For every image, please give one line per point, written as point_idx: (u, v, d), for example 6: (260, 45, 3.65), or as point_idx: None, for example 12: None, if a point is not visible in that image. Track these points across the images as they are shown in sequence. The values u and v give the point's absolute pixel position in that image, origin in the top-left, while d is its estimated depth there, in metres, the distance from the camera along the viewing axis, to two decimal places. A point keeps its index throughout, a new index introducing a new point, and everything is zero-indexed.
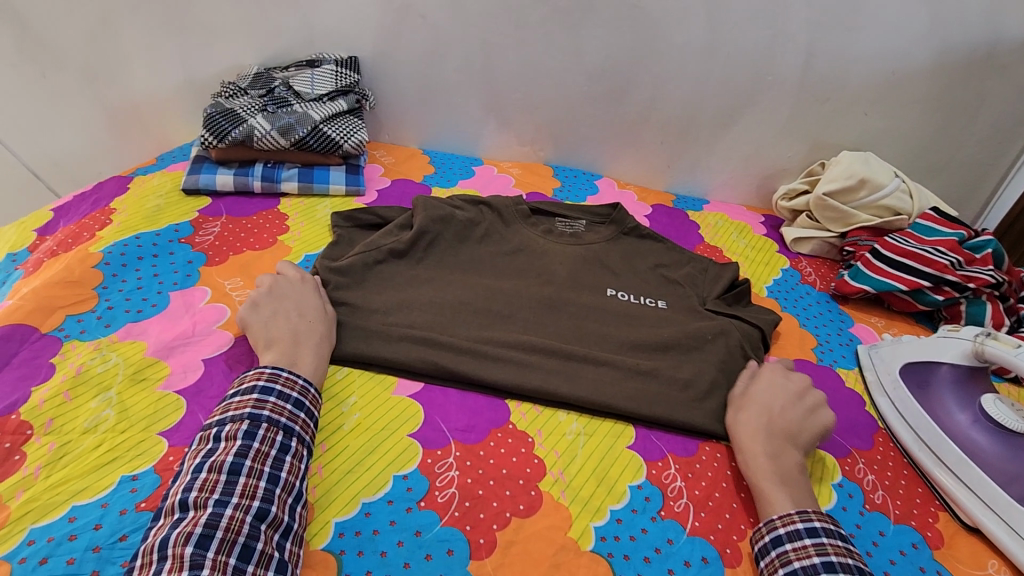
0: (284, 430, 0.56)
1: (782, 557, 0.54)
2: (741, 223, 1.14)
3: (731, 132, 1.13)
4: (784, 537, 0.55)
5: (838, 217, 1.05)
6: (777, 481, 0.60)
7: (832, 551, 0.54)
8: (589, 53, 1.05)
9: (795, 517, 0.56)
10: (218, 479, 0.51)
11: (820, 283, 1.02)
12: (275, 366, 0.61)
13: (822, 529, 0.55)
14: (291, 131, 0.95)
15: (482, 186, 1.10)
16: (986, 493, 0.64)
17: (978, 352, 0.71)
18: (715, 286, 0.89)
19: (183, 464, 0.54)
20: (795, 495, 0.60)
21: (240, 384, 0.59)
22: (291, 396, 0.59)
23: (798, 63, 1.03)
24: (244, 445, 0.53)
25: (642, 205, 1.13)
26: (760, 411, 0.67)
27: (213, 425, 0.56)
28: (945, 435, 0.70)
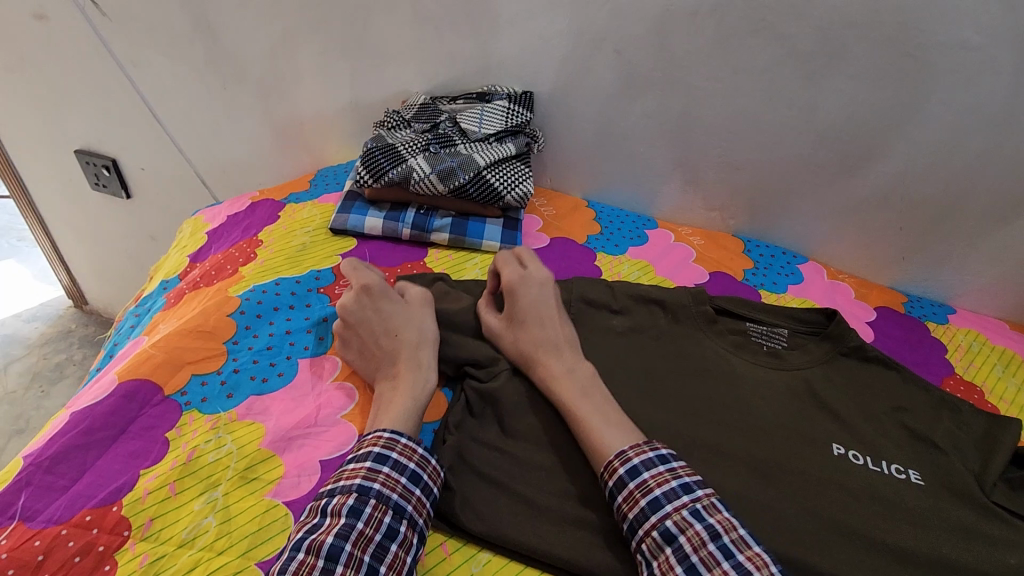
0: (394, 510, 0.49)
1: (620, 511, 0.51)
2: (1009, 351, 0.84)
3: (1013, 228, 0.83)
4: (613, 491, 0.52)
5: None
6: (579, 395, 0.59)
7: (654, 483, 0.50)
8: (826, 112, 0.83)
9: (616, 462, 0.52)
10: (315, 563, 0.45)
11: None
12: (393, 431, 0.54)
13: (613, 485, 0.52)
14: (451, 176, 0.83)
15: (656, 258, 0.92)
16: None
17: None
18: (992, 456, 0.63)
19: (290, 535, 0.49)
20: (597, 406, 0.58)
21: (357, 447, 0.54)
22: (407, 468, 0.52)
23: None
24: (345, 524, 0.47)
25: (862, 306, 0.88)
26: (535, 319, 0.66)
27: (324, 494, 0.50)
28: None
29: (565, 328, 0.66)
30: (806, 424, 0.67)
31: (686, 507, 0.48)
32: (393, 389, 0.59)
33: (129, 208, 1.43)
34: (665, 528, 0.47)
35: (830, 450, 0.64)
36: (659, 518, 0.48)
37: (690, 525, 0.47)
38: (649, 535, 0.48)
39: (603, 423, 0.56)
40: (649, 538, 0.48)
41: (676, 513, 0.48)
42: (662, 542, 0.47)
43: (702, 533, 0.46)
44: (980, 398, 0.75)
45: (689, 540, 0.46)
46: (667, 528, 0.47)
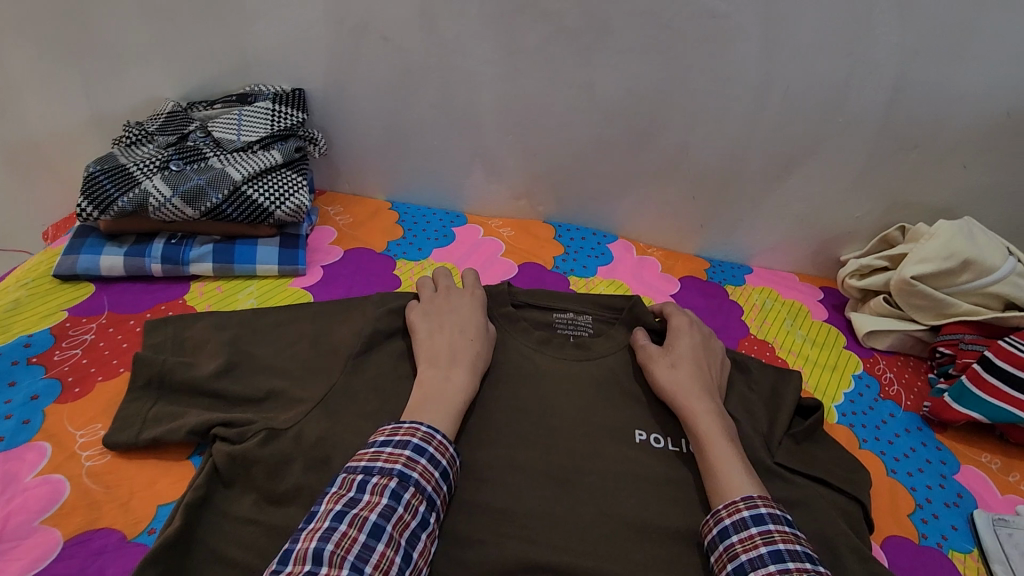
0: (427, 501, 0.51)
1: (729, 552, 0.51)
2: (796, 303, 0.89)
3: (785, 187, 0.88)
4: (729, 529, 0.52)
5: (929, 306, 0.79)
6: (724, 441, 0.58)
7: (781, 538, 0.50)
8: (605, 89, 0.81)
9: (741, 504, 0.53)
10: (357, 537, 0.46)
11: (907, 399, 0.76)
12: (430, 425, 0.55)
13: (731, 524, 0.52)
14: (200, 198, 0.73)
15: (463, 257, 0.86)
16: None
17: None
18: (778, 415, 0.66)
19: (319, 505, 0.49)
20: (744, 462, 0.57)
21: (391, 431, 0.54)
22: (441, 463, 0.53)
23: (880, 102, 0.78)
24: (387, 506, 0.48)
25: (667, 278, 0.90)
26: (699, 364, 0.66)
27: (358, 470, 0.51)
28: None
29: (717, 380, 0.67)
30: (607, 416, 0.65)
31: (809, 571, 0.47)
32: (445, 380, 0.60)
33: None
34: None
35: (632, 437, 0.63)
36: (778, 569, 0.48)
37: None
38: None
39: (744, 475, 0.56)
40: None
41: (800, 572, 0.47)
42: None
43: None
44: (770, 355, 0.79)
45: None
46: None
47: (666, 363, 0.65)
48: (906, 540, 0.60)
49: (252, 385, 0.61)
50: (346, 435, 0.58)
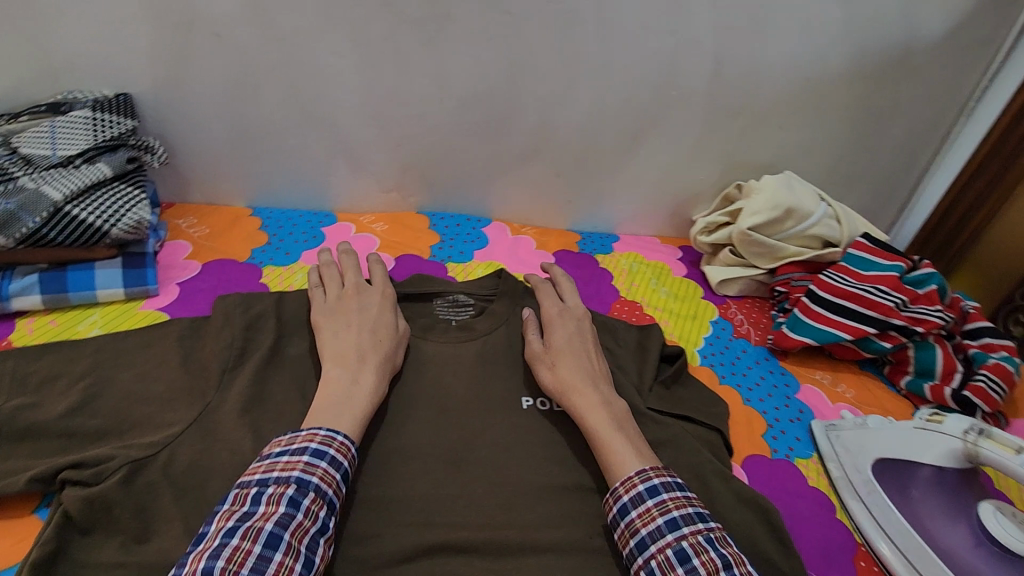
0: (328, 505, 0.51)
1: (630, 528, 0.53)
2: (659, 264, 0.97)
3: (636, 157, 0.95)
4: (628, 506, 0.53)
5: (764, 252, 0.90)
6: (614, 426, 0.60)
7: (674, 506, 0.52)
8: (458, 76, 0.83)
9: (636, 479, 0.55)
10: (252, 550, 0.45)
11: (755, 335, 0.86)
12: (331, 428, 0.54)
13: (629, 500, 0.54)
14: (14, 225, 0.65)
15: (335, 256, 0.84)
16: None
17: (970, 455, 0.56)
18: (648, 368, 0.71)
19: (210, 525, 0.47)
20: (635, 441, 0.59)
21: (287, 438, 0.53)
22: (342, 465, 0.53)
23: (704, 74, 0.87)
24: (284, 514, 0.47)
25: (541, 254, 0.94)
26: (582, 353, 0.67)
27: (252, 483, 0.50)
28: (937, 554, 0.56)
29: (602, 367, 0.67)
30: (491, 392, 0.67)
31: (701, 533, 0.50)
32: (353, 385, 0.59)
33: None
34: (680, 547, 0.49)
35: (520, 404, 0.66)
36: (675, 537, 0.50)
37: (706, 551, 0.49)
38: (662, 551, 0.50)
39: (634, 452, 0.58)
40: (662, 555, 0.50)
41: (693, 535, 0.50)
42: (675, 561, 0.49)
43: (716, 560, 0.48)
44: (639, 314, 0.85)
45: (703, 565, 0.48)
46: (682, 548, 0.49)
47: (548, 365, 0.66)
48: (762, 458, 0.67)
49: (108, 418, 0.57)
50: (219, 455, 0.55)
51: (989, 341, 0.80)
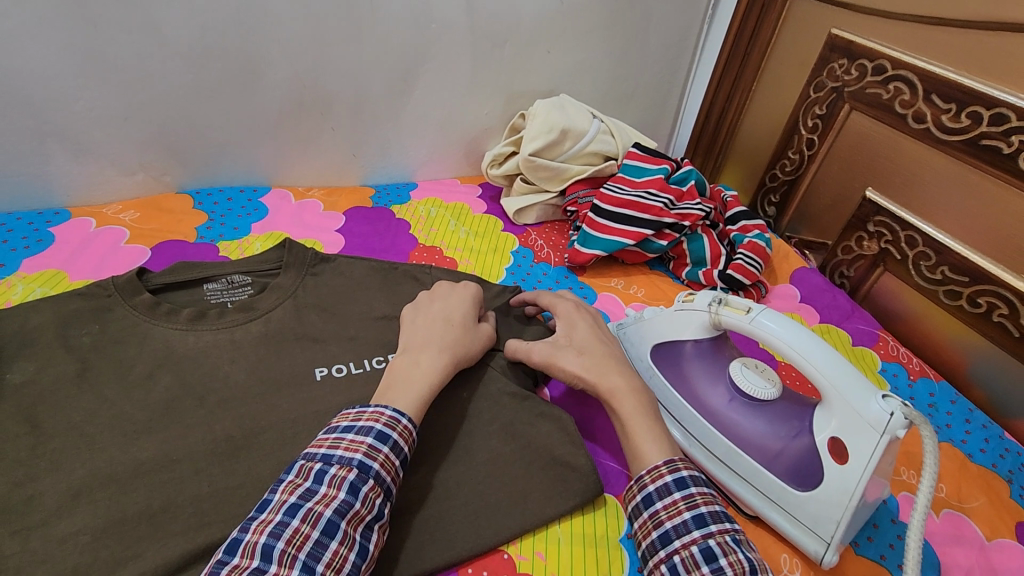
0: (386, 492, 0.48)
1: (653, 518, 0.49)
2: (457, 204, 0.96)
3: (413, 99, 0.92)
4: (653, 496, 0.49)
5: (551, 175, 0.92)
6: (638, 414, 0.55)
7: (703, 501, 0.48)
8: (176, 28, 0.73)
9: (663, 468, 0.50)
10: (310, 534, 0.43)
11: (554, 257, 0.90)
12: (395, 408, 0.52)
13: (655, 490, 0.50)
14: None
15: (70, 259, 0.72)
16: (759, 480, 0.57)
17: (715, 324, 0.61)
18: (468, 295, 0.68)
19: (275, 493, 0.46)
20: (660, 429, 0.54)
21: (358, 413, 0.51)
22: (403, 451, 0.50)
23: (457, 3, 0.85)
24: (344, 501, 0.45)
25: (330, 215, 0.88)
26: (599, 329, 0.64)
27: (317, 458, 0.47)
28: (702, 416, 0.62)
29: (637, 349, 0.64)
30: (272, 370, 0.62)
31: (729, 532, 0.46)
32: (414, 365, 0.57)
33: None
34: (706, 545, 0.45)
35: (313, 376, 0.62)
36: (701, 534, 0.46)
37: (733, 551, 0.44)
38: (687, 548, 0.46)
39: (659, 441, 0.53)
40: (685, 552, 0.45)
41: (721, 535, 0.46)
42: (701, 559, 0.44)
43: (744, 563, 0.44)
44: (439, 257, 0.84)
45: (731, 565, 0.43)
46: (708, 546, 0.45)
47: (573, 352, 0.61)
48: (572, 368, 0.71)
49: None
50: None
51: (744, 224, 0.91)
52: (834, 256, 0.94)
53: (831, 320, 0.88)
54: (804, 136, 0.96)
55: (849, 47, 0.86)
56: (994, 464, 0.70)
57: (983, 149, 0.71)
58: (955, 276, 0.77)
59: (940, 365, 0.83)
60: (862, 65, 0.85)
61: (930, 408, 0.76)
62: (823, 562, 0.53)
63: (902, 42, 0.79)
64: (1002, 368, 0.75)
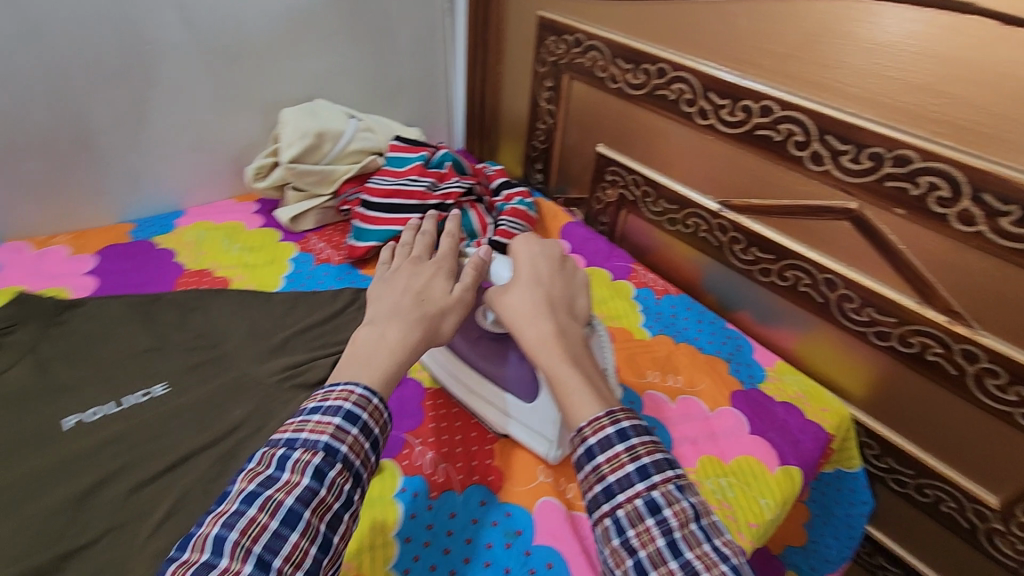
0: (354, 476, 0.48)
1: (596, 473, 0.48)
2: (230, 224, 0.95)
3: (152, 126, 0.89)
4: (595, 449, 0.49)
5: (318, 179, 0.95)
6: (567, 362, 0.55)
7: (644, 451, 0.48)
8: None
9: (603, 420, 0.50)
10: (268, 524, 0.43)
11: (334, 256, 0.92)
12: (364, 383, 0.51)
13: (596, 442, 0.49)
14: None
15: None
16: (503, 403, 0.66)
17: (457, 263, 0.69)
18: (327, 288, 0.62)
19: (234, 484, 0.46)
20: (587, 375, 0.55)
21: (330, 389, 0.51)
22: (372, 430, 0.50)
23: (172, 23, 0.84)
24: (307, 488, 0.45)
25: (79, 258, 0.83)
26: (535, 285, 0.62)
27: (282, 443, 0.47)
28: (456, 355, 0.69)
29: (559, 277, 0.65)
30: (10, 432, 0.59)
31: (672, 480, 0.46)
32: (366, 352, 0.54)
33: None
34: (652, 498, 0.46)
35: (63, 426, 0.61)
36: (645, 487, 0.46)
37: (677, 500, 0.45)
38: (630, 502, 0.46)
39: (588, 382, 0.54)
40: (630, 506, 0.46)
41: (664, 484, 0.46)
42: (646, 511, 0.45)
43: (687, 509, 0.45)
44: (209, 279, 0.83)
45: (675, 514, 0.45)
46: (653, 498, 0.46)
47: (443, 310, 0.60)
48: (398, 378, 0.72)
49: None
50: None
51: (506, 194, 1.01)
52: (591, 208, 1.08)
53: (594, 263, 1.00)
54: (545, 108, 1.07)
55: (554, 25, 0.98)
56: (717, 351, 0.86)
57: (658, 99, 0.87)
58: (669, 206, 0.93)
59: (683, 280, 0.98)
60: (566, 39, 0.97)
61: (672, 316, 0.91)
62: (552, 458, 0.63)
63: (588, 18, 0.93)
64: (719, 273, 0.92)
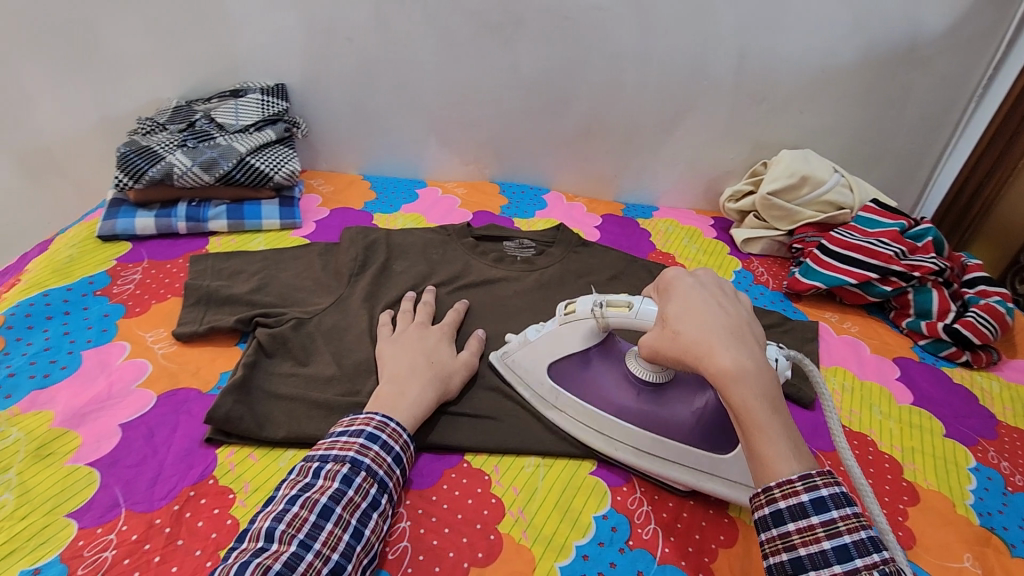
0: (378, 483, 0.54)
1: (783, 539, 0.43)
2: (692, 228, 1.14)
3: (674, 138, 1.13)
4: (784, 515, 0.43)
5: (784, 215, 1.05)
6: (768, 409, 0.45)
7: (845, 528, 0.42)
8: (526, 68, 1.04)
9: (800, 485, 0.43)
10: (308, 517, 0.49)
11: (773, 282, 1.02)
12: (383, 414, 0.59)
13: (787, 509, 0.43)
14: (214, 166, 0.91)
15: (427, 209, 1.07)
16: (692, 460, 0.61)
17: (602, 325, 0.62)
18: (407, 331, 0.73)
19: (280, 489, 0.53)
20: (790, 426, 0.45)
21: (347, 422, 0.58)
22: (393, 449, 0.57)
23: (731, 66, 1.04)
24: (338, 489, 0.51)
25: (591, 216, 1.13)
26: (713, 312, 0.51)
27: (315, 458, 0.54)
28: (618, 419, 0.63)
29: (732, 304, 0.52)
30: (546, 303, 0.86)
31: (878, 567, 0.41)
32: (399, 394, 0.62)
33: None
34: None
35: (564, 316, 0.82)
36: (844, 571, 0.41)
37: None
38: None
39: (791, 443, 0.44)
40: None
41: (847, 524, 0.42)
42: (825, 548, 0.42)
43: None
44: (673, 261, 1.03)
45: (864, 559, 0.41)
46: None
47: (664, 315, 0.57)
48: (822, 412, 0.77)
49: (277, 297, 0.80)
50: (353, 322, 0.77)
51: (983, 288, 0.92)
52: None
53: None
54: None
55: None
56: None
57: None
58: None
59: None
60: None
61: None
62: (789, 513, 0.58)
63: None
64: None
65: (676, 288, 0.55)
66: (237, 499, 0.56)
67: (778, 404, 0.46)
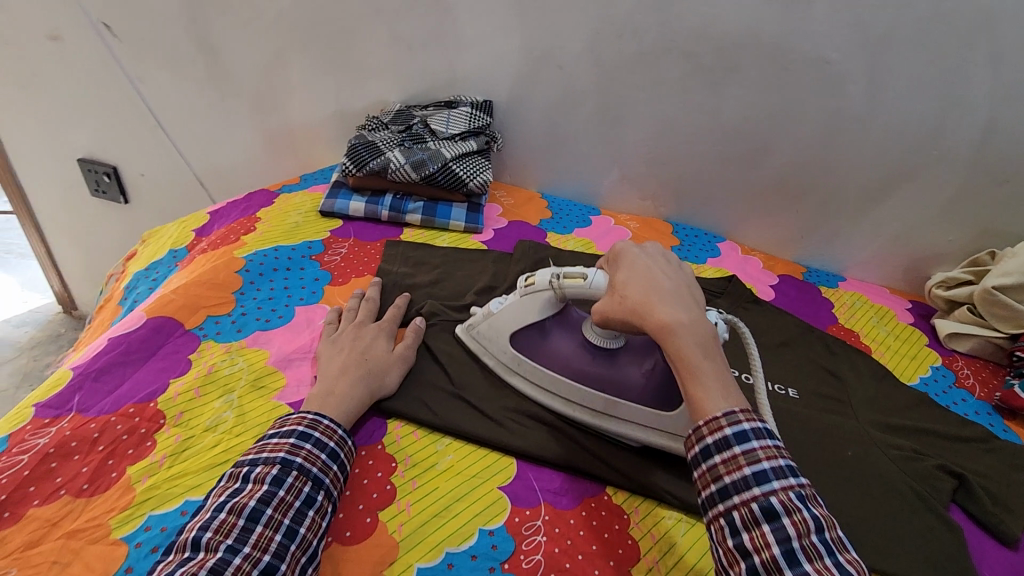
0: (313, 481, 0.53)
1: (711, 472, 0.48)
2: (884, 307, 1.03)
3: (879, 208, 1.03)
4: (711, 448, 0.48)
5: (1010, 316, 0.89)
6: (699, 349, 0.51)
7: (765, 456, 0.47)
8: (728, 114, 1.02)
9: (722, 420, 0.48)
10: (236, 523, 0.48)
11: (980, 390, 0.87)
12: (316, 413, 0.59)
13: (713, 444, 0.48)
14: (423, 166, 1.01)
15: (598, 237, 1.09)
16: (640, 414, 0.65)
17: (560, 296, 0.69)
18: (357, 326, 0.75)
19: (209, 499, 0.52)
20: (721, 369, 0.51)
21: (279, 426, 0.58)
22: (327, 446, 0.56)
23: (972, 139, 0.92)
24: (268, 492, 0.51)
25: (767, 273, 1.07)
26: (654, 275, 0.57)
27: (245, 464, 0.54)
28: (573, 381, 0.69)
29: (671, 270, 0.59)
30: None
31: (795, 489, 0.45)
32: (330, 394, 0.62)
33: (128, 212, 1.56)
34: (767, 502, 0.45)
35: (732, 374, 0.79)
36: (762, 491, 0.45)
37: (798, 509, 0.44)
38: (744, 505, 0.45)
39: (720, 383, 0.50)
40: (745, 509, 0.45)
41: (784, 492, 0.45)
42: (761, 515, 0.44)
43: (808, 522, 0.43)
44: (856, 339, 0.93)
45: (794, 524, 0.43)
46: (770, 504, 0.44)
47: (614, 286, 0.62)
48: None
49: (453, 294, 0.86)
50: None
51: None
52: None
53: None
54: None
55: None
56: None
57: None
58: None
59: None
60: None
61: None
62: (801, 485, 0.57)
63: None
64: None
65: (623, 258, 0.61)
66: (398, 469, 0.62)
67: (714, 347, 0.52)
